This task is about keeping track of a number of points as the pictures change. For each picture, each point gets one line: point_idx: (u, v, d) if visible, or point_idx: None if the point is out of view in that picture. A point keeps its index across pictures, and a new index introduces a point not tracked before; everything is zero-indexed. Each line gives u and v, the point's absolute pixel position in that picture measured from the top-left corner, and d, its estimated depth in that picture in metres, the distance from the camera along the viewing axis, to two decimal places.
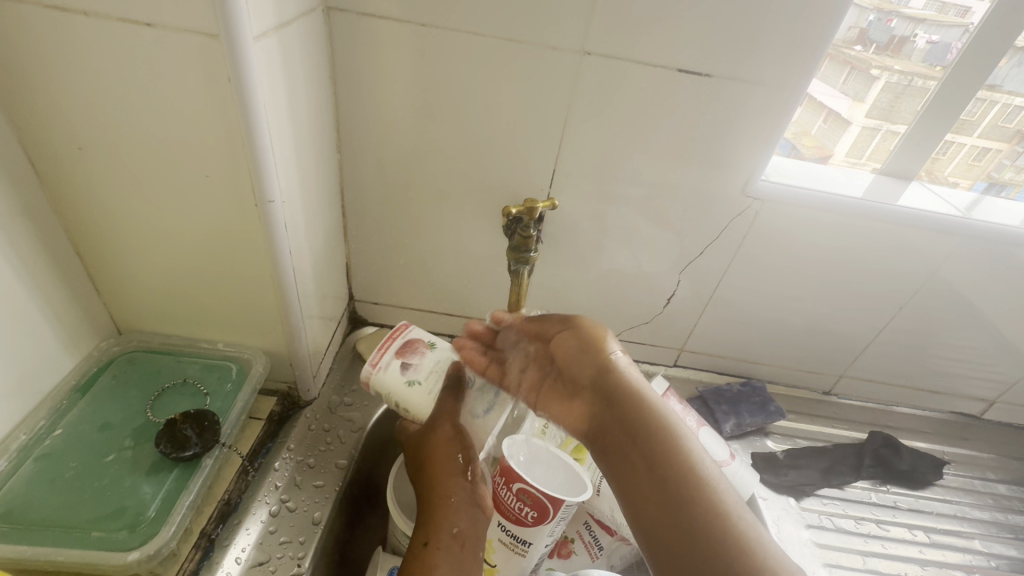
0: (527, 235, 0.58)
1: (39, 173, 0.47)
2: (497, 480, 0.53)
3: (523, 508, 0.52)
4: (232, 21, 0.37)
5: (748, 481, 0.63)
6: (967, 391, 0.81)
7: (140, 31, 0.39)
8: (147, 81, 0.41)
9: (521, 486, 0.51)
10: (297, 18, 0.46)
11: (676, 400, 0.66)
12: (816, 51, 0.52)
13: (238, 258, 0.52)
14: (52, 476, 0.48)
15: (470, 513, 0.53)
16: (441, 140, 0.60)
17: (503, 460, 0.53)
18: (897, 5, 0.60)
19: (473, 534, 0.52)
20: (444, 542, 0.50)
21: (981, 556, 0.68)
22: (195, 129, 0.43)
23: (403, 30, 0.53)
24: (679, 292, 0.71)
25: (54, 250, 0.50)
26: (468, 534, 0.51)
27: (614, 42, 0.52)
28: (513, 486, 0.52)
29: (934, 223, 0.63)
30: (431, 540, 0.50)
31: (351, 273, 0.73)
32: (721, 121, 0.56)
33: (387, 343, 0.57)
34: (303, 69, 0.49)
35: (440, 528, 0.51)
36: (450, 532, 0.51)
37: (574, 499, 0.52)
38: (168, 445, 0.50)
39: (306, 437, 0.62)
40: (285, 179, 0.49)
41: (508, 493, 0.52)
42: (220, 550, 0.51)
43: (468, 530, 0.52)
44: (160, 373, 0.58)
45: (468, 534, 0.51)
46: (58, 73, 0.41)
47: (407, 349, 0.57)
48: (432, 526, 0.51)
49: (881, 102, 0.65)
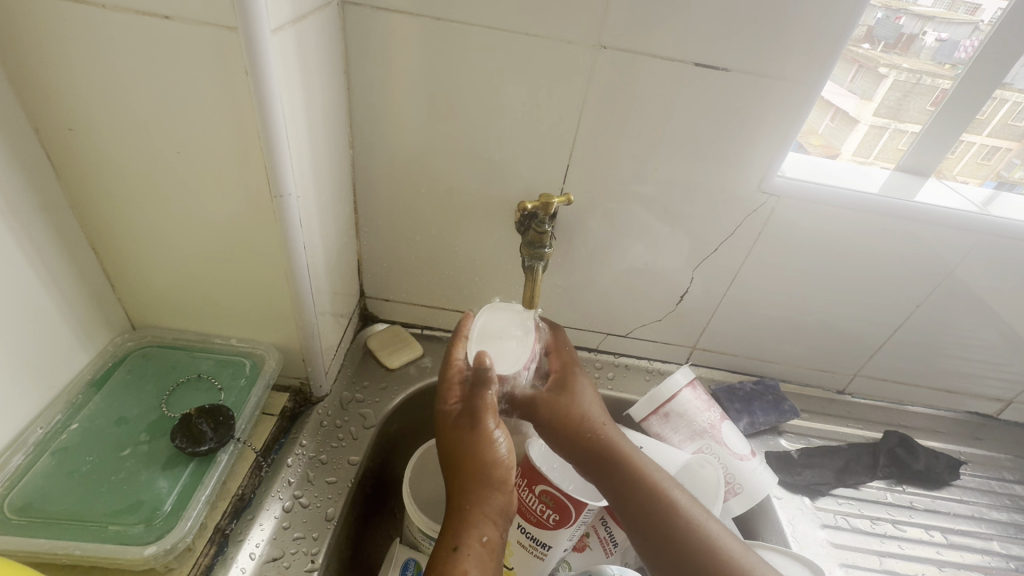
0: (541, 231, 0.57)
1: (56, 167, 0.47)
2: (519, 483, 0.56)
3: (544, 510, 0.54)
4: (249, 13, 0.37)
5: (764, 482, 0.62)
6: (982, 391, 0.80)
7: (158, 24, 0.39)
8: (166, 74, 0.41)
9: (543, 488, 0.54)
10: (313, 11, 0.46)
11: (702, 391, 0.66)
12: (833, 45, 0.51)
13: (252, 252, 0.52)
14: (69, 470, 0.48)
15: (502, 520, 0.48)
16: (455, 135, 0.59)
17: (526, 462, 0.56)
18: (906, 3, 0.59)
19: (501, 544, 0.47)
20: (475, 549, 0.45)
21: (999, 557, 0.67)
22: (213, 124, 0.43)
23: (417, 24, 0.53)
24: (692, 290, 0.71)
25: (70, 245, 0.50)
26: (497, 542, 0.47)
27: (628, 36, 0.52)
28: (536, 488, 0.55)
29: (954, 221, 0.62)
30: (461, 544, 0.45)
31: (362, 269, 0.72)
32: (738, 117, 0.56)
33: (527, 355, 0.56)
34: (318, 64, 0.49)
35: (472, 532, 0.46)
36: (479, 540, 0.46)
37: (594, 502, 0.54)
38: (183, 438, 0.50)
39: (319, 433, 0.62)
40: (300, 173, 0.48)
41: (529, 494, 0.55)
42: (234, 545, 0.51)
43: (498, 538, 0.47)
44: (174, 369, 0.58)
45: (496, 542, 0.47)
46: (77, 67, 0.41)
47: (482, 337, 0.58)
48: (464, 530, 0.46)
49: (888, 101, 0.64)
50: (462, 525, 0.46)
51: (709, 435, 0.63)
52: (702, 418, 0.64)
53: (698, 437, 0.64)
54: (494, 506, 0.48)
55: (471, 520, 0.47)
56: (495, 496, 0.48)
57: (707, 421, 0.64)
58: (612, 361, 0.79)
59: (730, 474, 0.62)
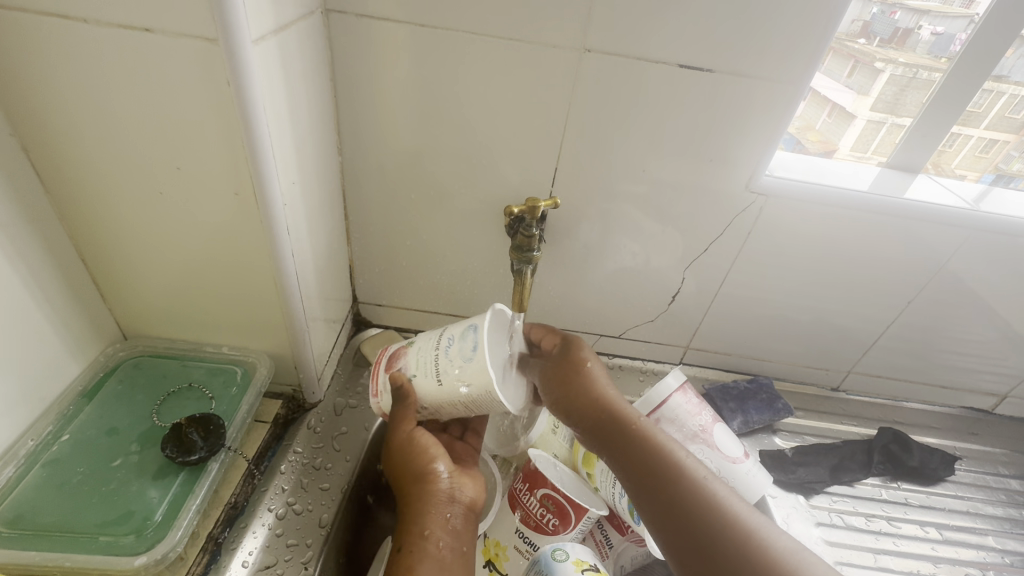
0: (529, 234, 0.58)
1: (43, 182, 0.47)
2: (521, 487, 0.57)
3: (544, 514, 0.55)
4: (231, 25, 0.37)
5: (760, 482, 0.62)
6: (979, 385, 0.80)
7: (140, 37, 0.39)
8: (148, 85, 0.41)
9: (545, 491, 0.56)
10: (296, 20, 0.46)
11: (693, 393, 0.63)
12: (819, 43, 0.51)
13: (238, 261, 0.52)
14: (60, 482, 0.48)
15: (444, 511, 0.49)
16: (443, 139, 0.60)
17: (528, 467, 0.58)
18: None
19: (453, 539, 0.48)
20: (417, 547, 0.47)
21: (995, 552, 0.68)
22: (198, 136, 0.44)
23: (403, 32, 0.53)
24: (685, 289, 0.71)
25: (59, 258, 0.50)
26: (445, 537, 0.48)
27: (614, 38, 0.52)
28: (538, 492, 0.56)
29: (944, 217, 0.62)
30: (404, 545, 0.47)
31: (354, 275, 0.73)
32: (724, 118, 0.56)
33: (376, 367, 0.56)
34: (302, 71, 0.49)
35: (415, 535, 0.48)
36: (423, 537, 0.47)
37: (596, 511, 0.56)
38: (174, 449, 0.50)
39: (311, 439, 0.63)
40: (287, 184, 0.49)
41: (531, 498, 0.56)
42: (227, 553, 0.51)
43: (448, 534, 0.48)
44: (165, 378, 0.58)
45: (452, 536, 0.48)
46: (59, 84, 0.41)
47: (390, 362, 0.55)
48: (408, 532, 0.48)
49: (885, 96, 0.63)
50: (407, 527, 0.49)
51: (702, 439, 0.61)
52: (695, 421, 0.61)
53: (690, 442, 0.61)
54: (435, 502, 0.50)
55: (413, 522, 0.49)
56: (437, 492, 0.50)
57: (700, 424, 0.61)
58: (605, 363, 0.79)
59: (725, 476, 0.61)
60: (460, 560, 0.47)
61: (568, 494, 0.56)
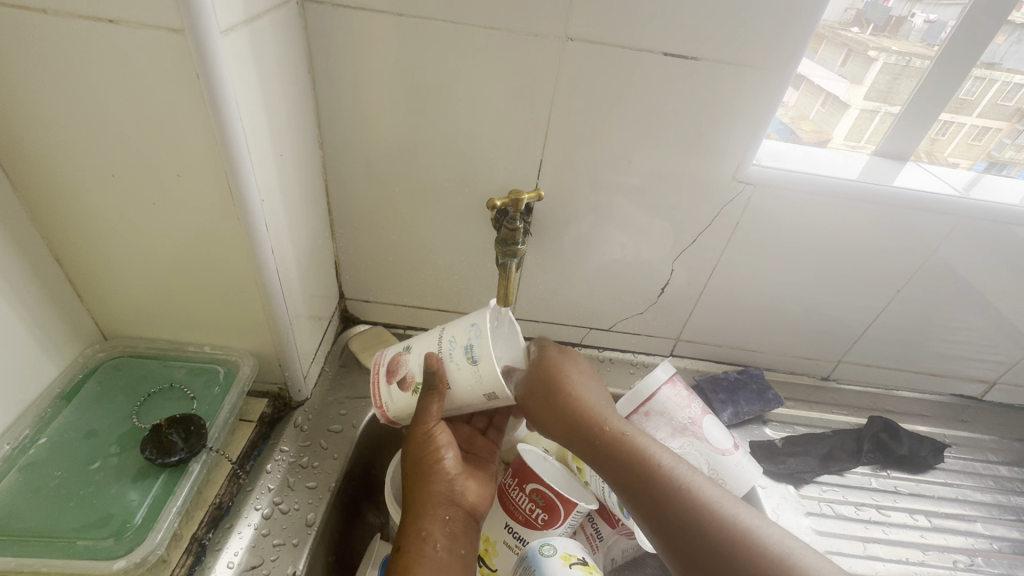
0: (513, 228, 0.57)
1: (11, 179, 0.46)
2: (510, 482, 0.57)
3: (534, 509, 0.55)
4: (198, 16, 0.37)
5: (749, 474, 0.60)
6: (969, 373, 0.80)
7: (104, 28, 0.38)
8: (115, 79, 0.40)
9: (534, 486, 0.55)
10: (268, 11, 0.45)
11: (682, 385, 0.62)
12: (802, 30, 0.51)
13: (216, 258, 0.51)
14: (36, 486, 0.47)
15: (449, 512, 0.49)
16: (425, 132, 0.59)
17: (517, 462, 0.57)
18: None
19: (454, 541, 0.48)
20: (417, 547, 0.47)
21: (983, 539, 0.68)
22: (169, 131, 0.43)
23: (380, 22, 0.52)
24: (674, 280, 0.70)
25: (32, 258, 0.49)
26: (446, 540, 0.48)
27: (595, 27, 0.51)
28: (527, 487, 0.56)
29: (932, 204, 0.61)
30: (404, 544, 0.47)
31: (340, 272, 0.72)
32: (710, 107, 0.55)
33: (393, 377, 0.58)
34: (276, 64, 0.48)
35: (415, 537, 0.47)
36: (423, 539, 0.47)
37: (585, 504, 0.55)
38: (153, 450, 0.50)
39: (298, 437, 0.62)
40: (263, 179, 0.48)
41: (520, 493, 0.56)
42: (212, 554, 0.50)
43: (449, 537, 0.48)
44: (145, 379, 0.57)
45: (449, 539, 0.48)
46: (22, 78, 0.40)
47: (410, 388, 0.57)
48: (410, 531, 0.48)
49: (878, 84, 0.63)
50: (409, 528, 0.48)
51: (691, 431, 0.60)
52: (684, 413, 0.61)
53: (679, 435, 0.60)
54: (441, 502, 0.50)
55: (415, 521, 0.48)
56: (441, 493, 0.50)
57: (689, 416, 0.61)
58: (596, 356, 0.79)
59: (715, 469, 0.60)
60: (460, 562, 0.47)
61: (557, 488, 0.55)
